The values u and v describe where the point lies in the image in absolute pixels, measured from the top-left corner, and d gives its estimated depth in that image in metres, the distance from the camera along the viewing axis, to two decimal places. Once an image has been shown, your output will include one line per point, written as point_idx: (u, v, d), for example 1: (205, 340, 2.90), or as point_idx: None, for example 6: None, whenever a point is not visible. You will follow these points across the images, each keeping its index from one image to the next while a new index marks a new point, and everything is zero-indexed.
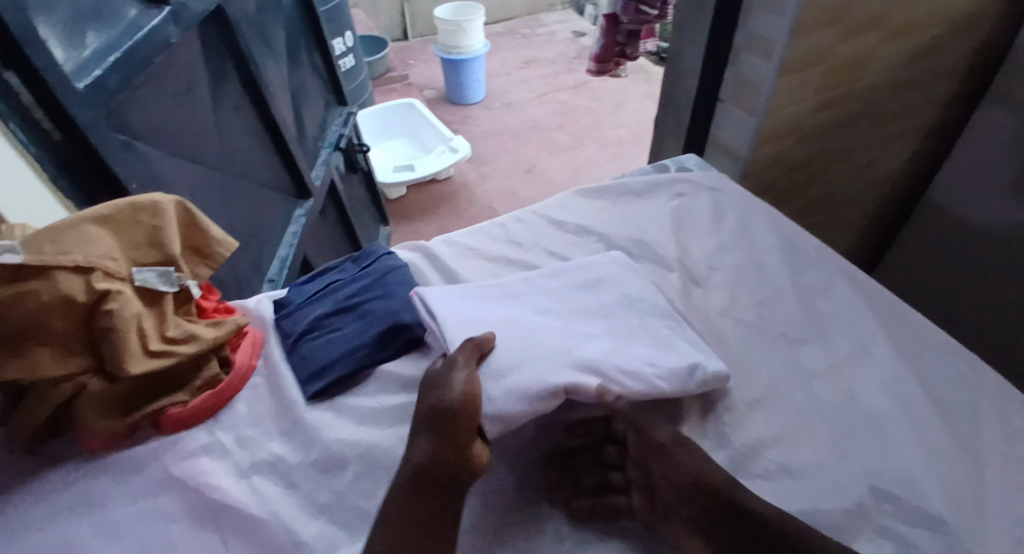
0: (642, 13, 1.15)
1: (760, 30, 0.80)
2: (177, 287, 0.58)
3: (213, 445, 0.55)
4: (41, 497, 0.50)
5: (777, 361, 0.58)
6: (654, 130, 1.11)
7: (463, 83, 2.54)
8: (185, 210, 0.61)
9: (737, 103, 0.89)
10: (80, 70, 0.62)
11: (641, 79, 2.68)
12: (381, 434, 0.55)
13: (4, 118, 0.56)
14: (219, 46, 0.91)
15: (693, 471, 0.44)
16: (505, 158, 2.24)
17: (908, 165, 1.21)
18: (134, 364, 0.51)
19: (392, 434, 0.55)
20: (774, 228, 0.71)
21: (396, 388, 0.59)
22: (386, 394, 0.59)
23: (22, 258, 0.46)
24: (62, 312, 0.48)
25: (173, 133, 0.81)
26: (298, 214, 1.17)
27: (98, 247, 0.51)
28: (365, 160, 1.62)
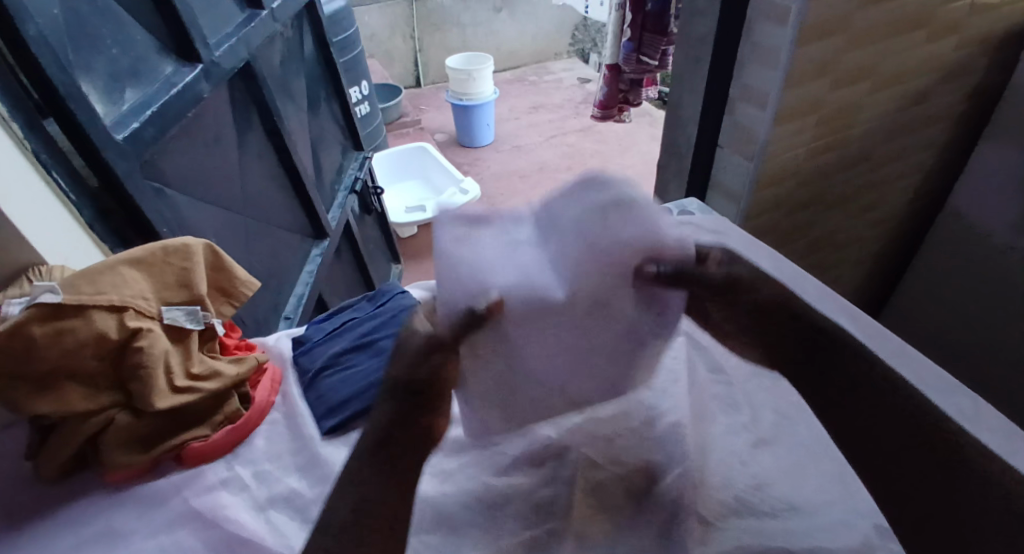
0: (643, 64, 1.21)
1: (753, 82, 0.85)
2: (203, 325, 0.61)
3: (232, 479, 0.56)
4: (65, 530, 0.51)
5: (782, 399, 0.58)
6: (658, 173, 1.15)
7: (473, 128, 2.65)
8: (213, 253, 0.65)
9: (735, 149, 0.93)
10: (118, 124, 0.67)
11: (647, 122, 2.77)
12: None
13: (49, 168, 0.61)
14: (246, 99, 0.98)
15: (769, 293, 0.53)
16: (515, 199, 2.30)
17: (909, 205, 1.23)
18: (159, 399, 0.54)
19: None
20: (776, 267, 0.73)
21: None
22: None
23: (62, 296, 0.50)
24: (96, 349, 0.51)
25: (200, 179, 0.86)
26: (314, 254, 1.21)
27: (133, 287, 0.55)
28: (378, 202, 1.67)
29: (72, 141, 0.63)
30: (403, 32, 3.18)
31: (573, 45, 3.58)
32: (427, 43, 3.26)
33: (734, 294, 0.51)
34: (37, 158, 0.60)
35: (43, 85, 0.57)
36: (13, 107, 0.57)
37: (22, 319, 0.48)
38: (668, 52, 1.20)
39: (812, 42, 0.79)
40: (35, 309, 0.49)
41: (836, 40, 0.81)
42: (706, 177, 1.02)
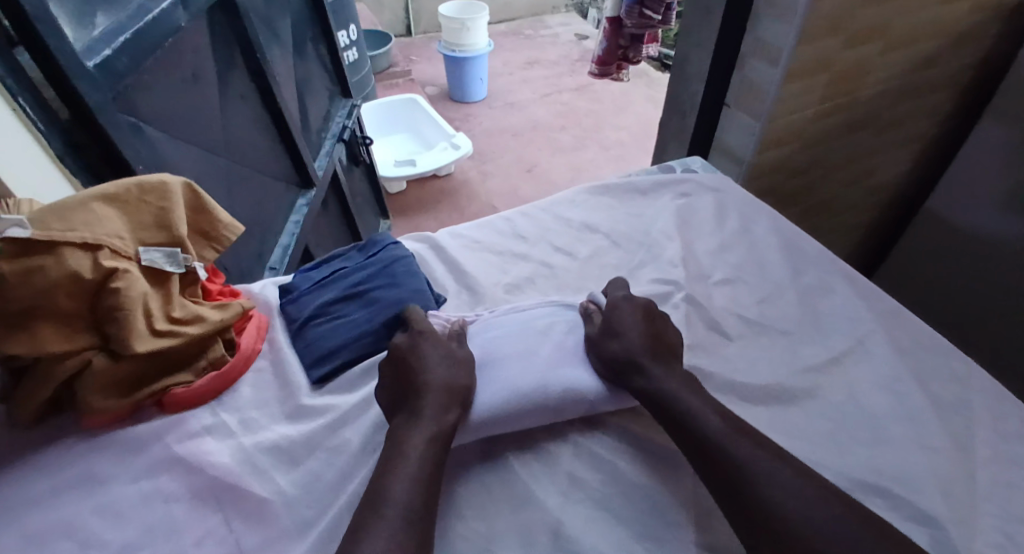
0: (646, 18, 1.15)
1: (767, 36, 0.81)
2: (183, 269, 0.59)
3: (217, 426, 0.55)
4: (40, 475, 0.50)
5: (780, 358, 0.58)
6: (658, 132, 1.12)
7: (466, 81, 2.55)
8: (193, 194, 0.61)
9: (742, 108, 0.90)
10: (89, 50, 0.61)
11: (644, 83, 2.70)
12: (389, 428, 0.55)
13: (14, 94, 0.56)
14: (227, 34, 0.91)
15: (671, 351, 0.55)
16: (507, 157, 2.24)
17: (907, 174, 1.22)
18: (139, 343, 0.52)
19: None
20: (778, 228, 0.71)
21: None
22: None
23: (30, 232, 0.46)
24: (69, 289, 0.48)
25: (179, 118, 0.80)
26: (300, 204, 1.16)
27: (107, 225, 0.52)
28: (367, 153, 1.61)
29: (43, 71, 0.57)
30: None
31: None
32: None
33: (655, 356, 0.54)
34: (1, 83, 0.54)
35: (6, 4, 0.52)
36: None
37: None
38: (672, 6, 1.13)
39: None
40: (3, 244, 0.45)
41: None
42: (708, 137, 0.99)
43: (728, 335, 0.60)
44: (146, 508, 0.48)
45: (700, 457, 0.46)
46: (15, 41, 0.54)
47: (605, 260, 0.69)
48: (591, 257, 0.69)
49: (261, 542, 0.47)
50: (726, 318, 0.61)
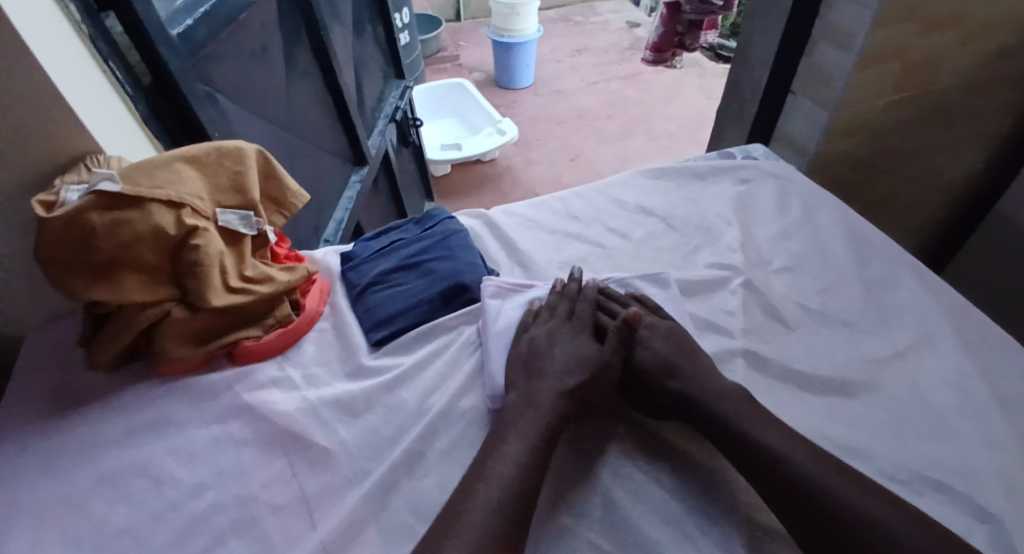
0: (707, 3, 1.13)
1: (840, 20, 0.78)
2: (256, 231, 0.62)
3: (283, 380, 0.58)
4: (125, 413, 0.54)
5: (840, 349, 0.56)
6: (715, 120, 1.10)
7: (514, 68, 2.55)
8: (265, 160, 0.64)
9: (809, 96, 0.87)
10: (171, 21, 0.67)
11: (696, 73, 2.63)
12: (444, 392, 0.56)
13: (105, 57, 0.59)
14: (294, 11, 0.94)
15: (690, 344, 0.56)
16: (552, 144, 2.24)
17: (981, 173, 1.15)
18: (215, 296, 0.55)
19: (453, 391, 0.56)
20: (843, 218, 0.68)
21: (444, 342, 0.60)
22: (443, 346, 0.60)
23: (120, 186, 0.50)
24: (155, 242, 0.52)
25: (249, 91, 0.84)
26: (354, 180, 1.19)
27: (188, 185, 0.55)
28: (416, 134, 1.63)
29: (128, 35, 0.60)
30: None
31: None
32: None
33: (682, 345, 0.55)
34: (93, 45, 0.58)
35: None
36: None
37: (81, 206, 0.48)
38: None
39: None
40: (94, 196, 0.49)
41: None
42: (769, 125, 0.97)
43: (786, 323, 0.59)
44: (217, 450, 0.52)
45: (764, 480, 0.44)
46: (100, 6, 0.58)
47: (660, 243, 0.69)
48: (646, 239, 0.69)
49: (322, 491, 0.50)
50: (784, 305, 0.60)
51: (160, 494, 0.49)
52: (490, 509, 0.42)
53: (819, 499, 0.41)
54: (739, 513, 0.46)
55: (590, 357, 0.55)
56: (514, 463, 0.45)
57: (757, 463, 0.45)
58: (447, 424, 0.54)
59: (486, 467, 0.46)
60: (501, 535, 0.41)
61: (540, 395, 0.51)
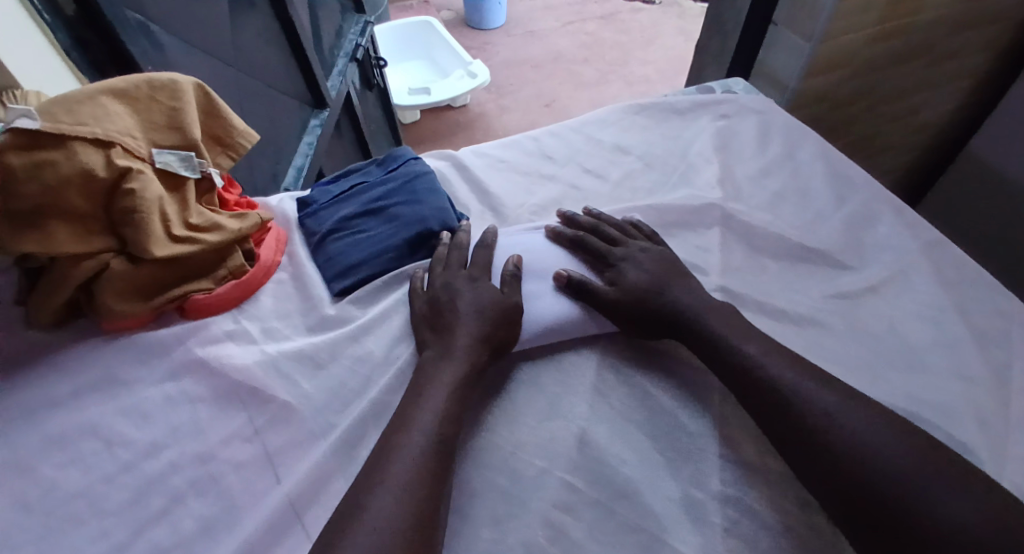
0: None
1: None
2: (199, 175, 0.56)
3: (239, 333, 0.54)
4: (67, 372, 0.50)
5: (816, 288, 0.55)
6: (695, 56, 1.05)
7: (484, 6, 2.40)
8: (205, 95, 0.58)
9: (792, 27, 0.83)
10: None
11: (674, 13, 2.53)
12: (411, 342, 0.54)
13: None
14: None
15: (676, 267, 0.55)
16: (525, 90, 2.14)
17: (956, 113, 1.14)
18: (157, 247, 0.50)
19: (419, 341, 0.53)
20: (824, 155, 0.66)
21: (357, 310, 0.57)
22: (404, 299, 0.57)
23: (40, 123, 0.44)
24: (84, 187, 0.47)
25: (186, 21, 0.75)
26: (313, 124, 1.11)
27: (117, 122, 0.49)
28: (381, 76, 1.53)
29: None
30: None
31: None
32: None
33: (671, 269, 0.55)
34: None
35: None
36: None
37: None
38: None
39: None
40: (13, 134, 0.44)
41: None
42: (751, 61, 0.93)
43: (765, 264, 0.57)
44: (172, 408, 0.49)
45: (755, 399, 0.45)
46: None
47: (637, 184, 0.65)
48: (623, 180, 0.66)
49: (287, 445, 0.48)
50: (763, 245, 0.58)
51: (110, 455, 0.46)
52: (411, 461, 0.40)
53: (803, 414, 0.42)
54: (713, 449, 0.46)
55: (504, 297, 0.52)
56: (436, 414, 0.43)
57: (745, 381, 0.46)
58: None
59: (407, 419, 0.43)
60: (428, 474, 0.40)
61: (454, 341, 0.48)
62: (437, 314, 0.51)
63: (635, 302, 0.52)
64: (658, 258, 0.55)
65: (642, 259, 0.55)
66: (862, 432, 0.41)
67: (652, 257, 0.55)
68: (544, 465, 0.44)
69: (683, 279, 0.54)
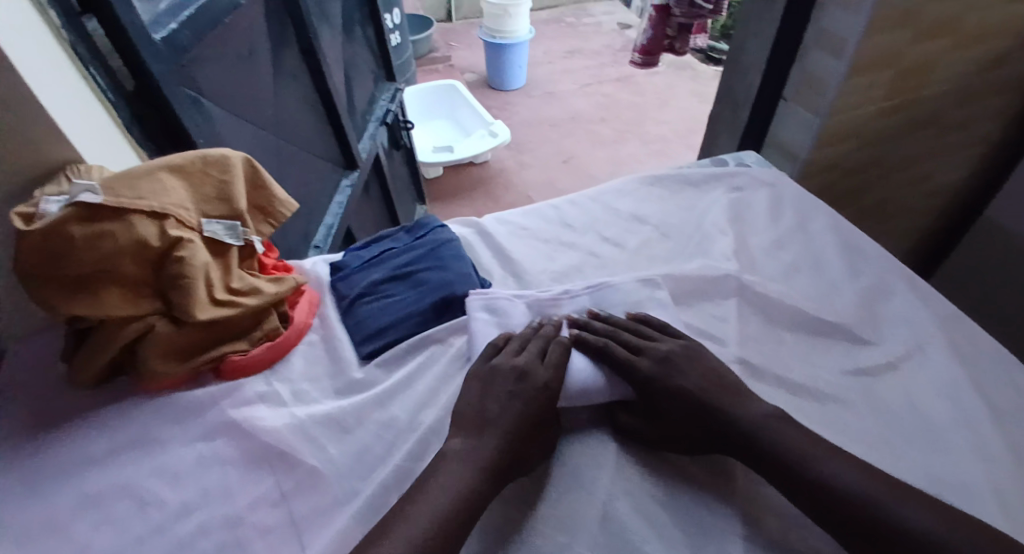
0: (696, 7, 1.19)
1: (831, 28, 0.78)
2: (243, 242, 0.60)
3: (270, 395, 0.56)
4: (107, 430, 0.52)
5: (834, 362, 0.56)
6: (709, 124, 1.09)
7: (505, 69, 2.54)
8: (252, 168, 0.63)
9: (801, 102, 0.87)
10: (156, 23, 0.63)
11: (687, 76, 2.65)
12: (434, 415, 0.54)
13: (86, 63, 0.56)
14: (281, 12, 0.92)
15: (709, 369, 0.52)
16: (544, 147, 2.23)
17: (969, 178, 1.16)
18: (200, 310, 0.54)
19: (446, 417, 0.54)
20: (838, 226, 0.68)
21: (382, 377, 0.59)
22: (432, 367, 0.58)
23: (101, 198, 0.49)
24: (137, 256, 0.51)
25: (236, 95, 0.82)
26: (344, 184, 1.18)
27: (172, 195, 0.54)
28: (407, 137, 1.61)
29: (110, 39, 0.58)
30: None
31: None
32: None
33: (716, 376, 0.51)
34: (74, 51, 0.55)
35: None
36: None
37: (60, 218, 0.47)
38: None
39: None
40: (74, 208, 0.48)
41: None
42: (762, 131, 0.97)
43: (781, 335, 0.58)
44: (203, 470, 0.50)
45: (785, 483, 0.45)
46: (82, 10, 0.56)
47: (654, 252, 0.67)
48: (639, 248, 0.68)
49: (312, 510, 0.49)
50: (781, 316, 0.59)
51: (143, 516, 0.47)
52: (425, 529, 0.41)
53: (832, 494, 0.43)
54: (733, 527, 0.45)
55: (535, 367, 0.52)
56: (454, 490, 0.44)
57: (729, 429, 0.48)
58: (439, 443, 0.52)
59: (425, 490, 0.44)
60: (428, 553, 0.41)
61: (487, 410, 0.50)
62: (491, 395, 0.51)
63: (662, 423, 0.51)
64: (689, 357, 0.53)
65: (681, 362, 0.52)
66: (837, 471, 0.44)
67: (686, 358, 0.53)
68: (564, 541, 0.44)
69: (722, 387, 0.51)
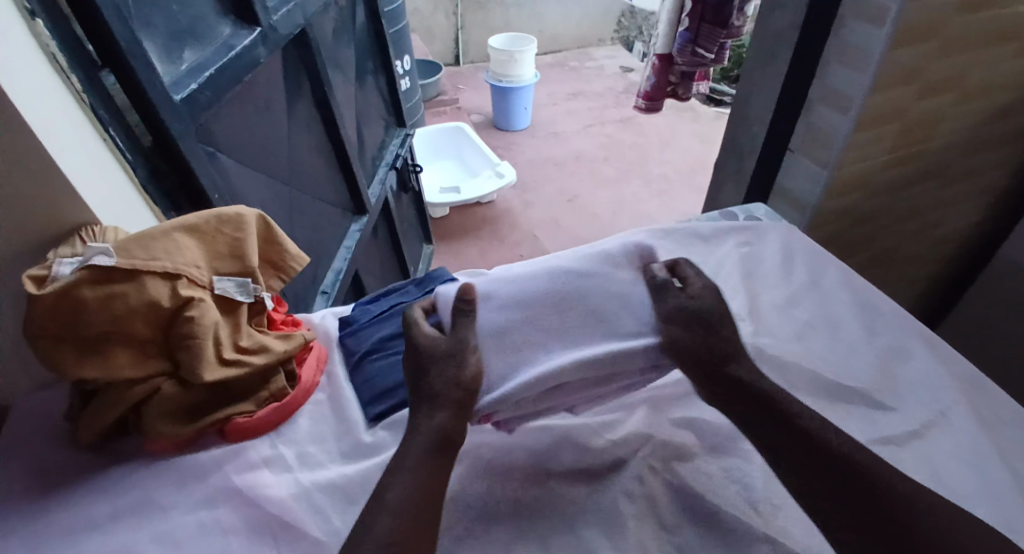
0: (699, 56, 1.21)
1: (836, 84, 0.80)
2: (253, 298, 0.60)
3: (275, 459, 0.55)
4: (107, 494, 0.51)
5: (855, 427, 0.54)
6: (714, 172, 1.10)
7: (511, 111, 2.60)
8: (264, 225, 0.63)
9: (807, 154, 0.88)
10: (177, 84, 0.63)
11: (689, 117, 2.70)
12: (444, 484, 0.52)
13: (106, 125, 0.58)
14: (298, 67, 0.95)
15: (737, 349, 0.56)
16: (549, 187, 2.26)
17: (977, 226, 1.16)
18: (208, 371, 0.53)
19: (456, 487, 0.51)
20: (851, 284, 0.68)
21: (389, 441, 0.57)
22: None
23: (115, 261, 0.49)
24: (147, 316, 0.51)
25: (253, 148, 0.83)
26: (353, 229, 1.19)
27: (185, 255, 0.54)
28: (416, 180, 1.64)
29: (128, 96, 0.59)
30: (446, 9, 3.10)
31: (618, 33, 3.48)
32: (470, 20, 3.17)
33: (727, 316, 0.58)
34: (94, 113, 0.56)
35: (97, 32, 0.53)
36: (65, 55, 0.52)
37: (73, 281, 0.47)
38: (725, 45, 1.19)
39: (906, 47, 0.74)
40: (87, 270, 0.48)
41: (929, 47, 0.76)
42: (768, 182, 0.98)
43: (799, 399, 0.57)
44: (204, 539, 0.48)
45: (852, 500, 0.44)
46: (101, 64, 0.56)
47: None
48: None
49: None
50: (798, 377, 0.58)
51: None
52: None
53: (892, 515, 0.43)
54: None
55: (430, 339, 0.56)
56: None
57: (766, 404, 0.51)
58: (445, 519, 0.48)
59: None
60: None
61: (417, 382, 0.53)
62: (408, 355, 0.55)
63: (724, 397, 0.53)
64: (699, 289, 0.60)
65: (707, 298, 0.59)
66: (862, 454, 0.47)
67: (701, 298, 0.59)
68: None
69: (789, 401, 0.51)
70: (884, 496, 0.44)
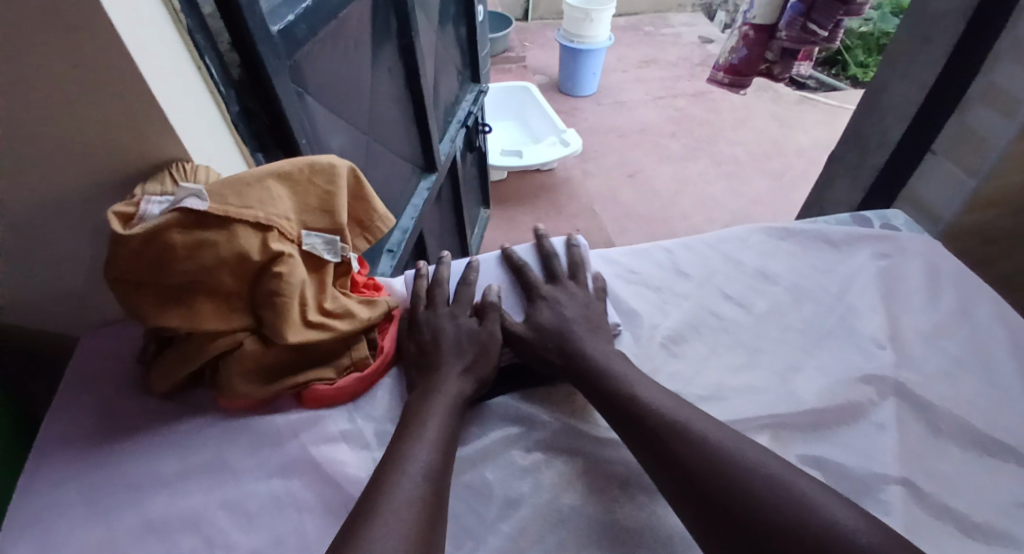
0: (809, 32, 1.00)
1: (1005, 83, 0.70)
2: (340, 258, 0.55)
3: (354, 434, 0.52)
4: (179, 449, 0.49)
5: (1006, 485, 0.47)
6: (826, 164, 1.00)
7: (577, 74, 2.46)
8: (356, 179, 0.57)
9: (953, 158, 0.78)
10: (273, 14, 0.59)
11: (769, 97, 2.50)
12: (537, 489, 0.47)
13: (202, 52, 0.52)
14: (387, 7, 0.88)
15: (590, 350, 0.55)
16: (612, 159, 2.14)
17: None
18: (291, 332, 0.49)
19: (548, 492, 0.47)
20: (1004, 318, 0.59)
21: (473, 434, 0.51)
22: (526, 434, 0.51)
23: (207, 205, 0.44)
24: (234, 268, 0.47)
25: (338, 92, 0.78)
26: (422, 187, 1.13)
27: (279, 205, 0.49)
28: (483, 140, 1.57)
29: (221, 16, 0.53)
30: None
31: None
32: None
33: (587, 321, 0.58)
34: (191, 38, 0.50)
35: None
36: None
37: (163, 223, 0.42)
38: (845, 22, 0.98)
39: None
40: (177, 213, 0.43)
41: None
42: (895, 183, 0.88)
43: (940, 445, 0.50)
44: (277, 513, 0.46)
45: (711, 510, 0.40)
46: None
47: (787, 321, 0.60)
48: (769, 313, 0.61)
49: None
50: (941, 417, 0.51)
51: None
52: None
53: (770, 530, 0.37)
54: None
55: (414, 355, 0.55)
56: None
57: (625, 404, 0.48)
58: (542, 524, 0.45)
59: None
60: None
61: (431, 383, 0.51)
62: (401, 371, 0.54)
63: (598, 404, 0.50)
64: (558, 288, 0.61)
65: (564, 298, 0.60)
66: (762, 459, 0.41)
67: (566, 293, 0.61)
68: None
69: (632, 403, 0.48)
70: (709, 475, 0.41)
